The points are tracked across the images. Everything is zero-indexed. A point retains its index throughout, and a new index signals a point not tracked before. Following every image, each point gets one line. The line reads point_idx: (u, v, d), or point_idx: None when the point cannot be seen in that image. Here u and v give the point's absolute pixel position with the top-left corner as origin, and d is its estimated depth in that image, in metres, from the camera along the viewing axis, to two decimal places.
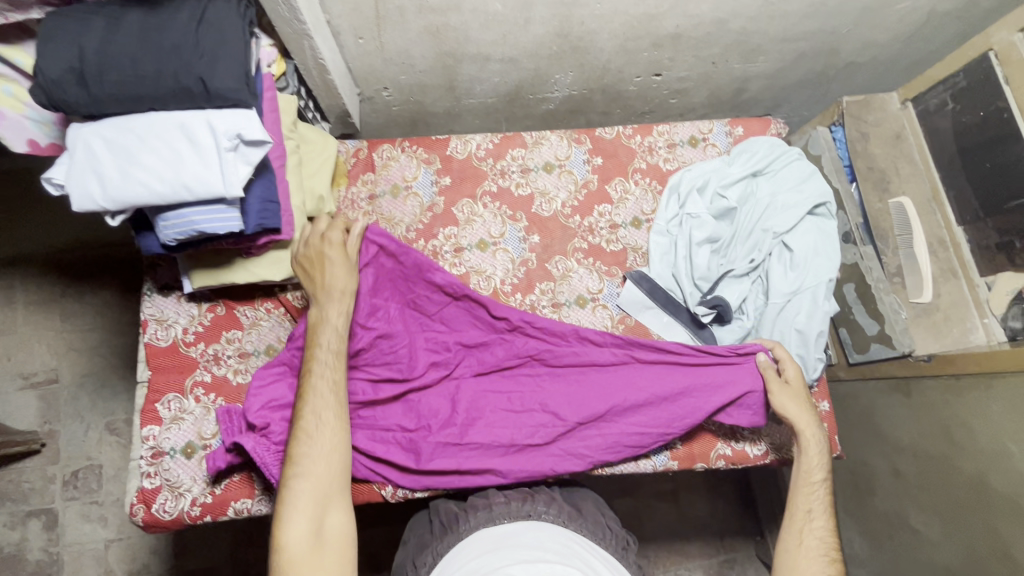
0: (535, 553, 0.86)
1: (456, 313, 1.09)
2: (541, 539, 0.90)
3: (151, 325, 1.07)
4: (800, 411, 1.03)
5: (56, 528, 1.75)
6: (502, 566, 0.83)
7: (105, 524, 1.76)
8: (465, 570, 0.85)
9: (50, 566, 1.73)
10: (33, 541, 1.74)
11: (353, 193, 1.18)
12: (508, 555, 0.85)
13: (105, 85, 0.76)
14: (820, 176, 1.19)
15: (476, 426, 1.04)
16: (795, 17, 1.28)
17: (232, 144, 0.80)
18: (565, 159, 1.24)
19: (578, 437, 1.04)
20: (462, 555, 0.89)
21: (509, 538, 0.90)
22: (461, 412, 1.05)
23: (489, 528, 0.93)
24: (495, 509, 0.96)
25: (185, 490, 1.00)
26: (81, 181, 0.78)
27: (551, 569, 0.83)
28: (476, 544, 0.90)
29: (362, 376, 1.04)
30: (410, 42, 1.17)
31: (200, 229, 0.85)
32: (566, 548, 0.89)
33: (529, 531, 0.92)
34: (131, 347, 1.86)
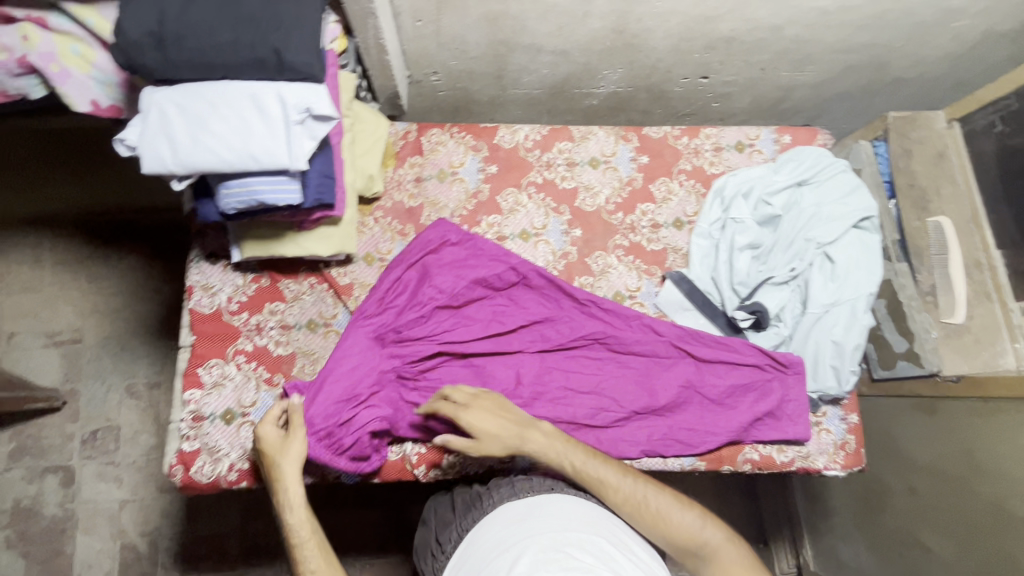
0: (562, 522, 0.82)
1: (522, 291, 1.13)
2: (568, 509, 0.86)
3: (197, 291, 1.09)
4: (504, 423, 0.95)
5: (72, 484, 1.75)
6: (525, 536, 0.79)
7: (120, 485, 1.76)
8: (492, 540, 0.83)
9: (65, 521, 1.73)
10: (49, 496, 1.74)
11: (400, 174, 1.19)
12: (533, 526, 0.82)
13: (182, 50, 0.76)
14: (866, 190, 1.18)
15: (539, 401, 1.07)
16: (851, 28, 1.27)
17: (301, 118, 0.82)
18: (611, 155, 1.24)
19: (632, 425, 1.09)
20: (490, 526, 0.86)
21: (535, 508, 0.87)
22: (525, 387, 1.08)
23: (515, 501, 0.90)
24: (519, 484, 0.94)
25: (223, 454, 1.02)
26: (152, 144, 0.79)
27: (580, 539, 0.78)
28: (502, 516, 0.87)
29: (426, 336, 1.08)
30: (467, 28, 1.17)
31: (261, 199, 0.86)
32: (596, 517, 0.86)
33: (556, 501, 0.89)
34: (155, 313, 1.86)
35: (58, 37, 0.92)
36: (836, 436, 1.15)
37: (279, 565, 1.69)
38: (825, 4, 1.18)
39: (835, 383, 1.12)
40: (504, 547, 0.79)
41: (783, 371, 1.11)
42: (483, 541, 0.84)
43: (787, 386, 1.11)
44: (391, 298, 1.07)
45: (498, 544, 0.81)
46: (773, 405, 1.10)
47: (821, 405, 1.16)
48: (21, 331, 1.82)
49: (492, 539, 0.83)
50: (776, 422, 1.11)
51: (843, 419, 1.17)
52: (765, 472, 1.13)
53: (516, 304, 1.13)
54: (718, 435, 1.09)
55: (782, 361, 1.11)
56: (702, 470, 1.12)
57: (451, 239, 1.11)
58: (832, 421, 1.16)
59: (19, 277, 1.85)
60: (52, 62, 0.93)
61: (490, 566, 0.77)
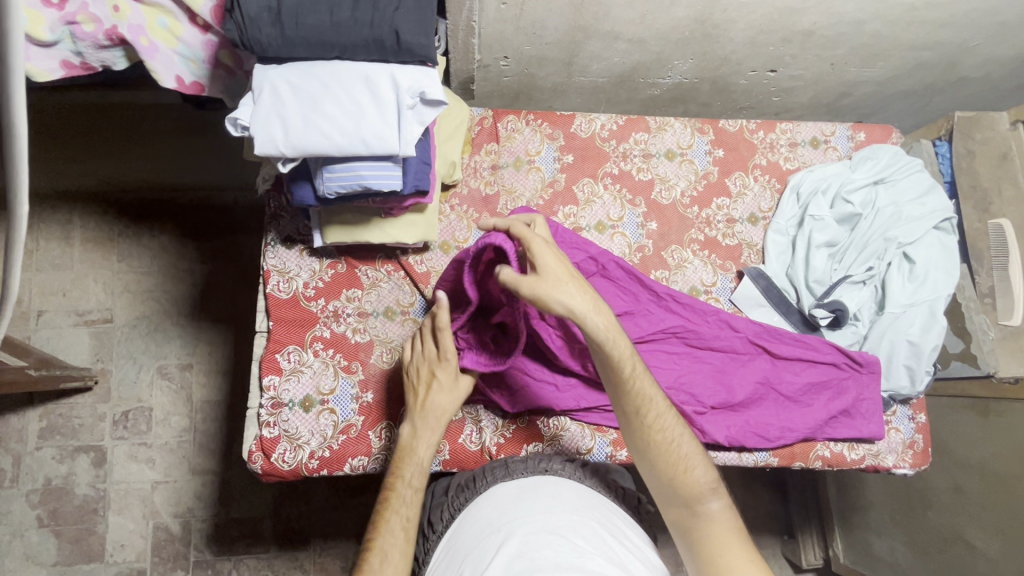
0: (556, 506, 0.82)
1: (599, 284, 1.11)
2: (563, 492, 0.86)
3: (273, 276, 1.07)
4: (579, 285, 0.83)
5: (104, 465, 1.65)
6: (516, 517, 0.79)
7: (153, 466, 1.65)
8: (483, 520, 0.82)
9: (97, 502, 1.63)
10: (81, 477, 1.64)
11: (476, 161, 1.17)
12: (526, 507, 0.82)
13: (300, 28, 0.74)
14: (940, 190, 1.18)
15: None
16: (933, 24, 1.26)
17: (413, 102, 0.79)
18: (687, 147, 1.22)
19: (711, 420, 1.08)
20: (481, 507, 0.86)
21: (529, 489, 0.87)
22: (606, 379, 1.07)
23: (508, 482, 0.90)
24: (512, 465, 0.95)
25: (303, 441, 1.01)
26: (263, 124, 0.77)
27: (569, 519, 0.79)
28: (495, 498, 0.87)
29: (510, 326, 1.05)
30: (550, 12, 1.14)
31: (365, 184, 0.84)
32: (586, 501, 0.86)
33: (547, 483, 0.89)
34: (191, 293, 1.73)
35: (146, 8, 0.88)
36: (904, 435, 1.17)
37: (315, 552, 1.65)
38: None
39: (907, 383, 1.12)
40: (496, 526, 0.79)
41: (858, 370, 1.11)
42: (474, 521, 0.83)
43: (861, 385, 1.11)
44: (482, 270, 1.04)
45: (489, 523, 0.80)
46: (849, 403, 1.10)
47: (892, 404, 1.16)
48: (49, 310, 1.69)
49: (485, 517, 0.83)
50: (850, 420, 1.11)
51: (911, 417, 1.18)
52: (835, 469, 1.14)
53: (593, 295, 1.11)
54: (794, 432, 1.09)
55: (856, 360, 1.11)
56: (773, 465, 1.12)
57: None
58: (901, 420, 1.18)
59: (47, 253, 1.71)
60: (140, 36, 0.89)
61: (481, 547, 0.76)
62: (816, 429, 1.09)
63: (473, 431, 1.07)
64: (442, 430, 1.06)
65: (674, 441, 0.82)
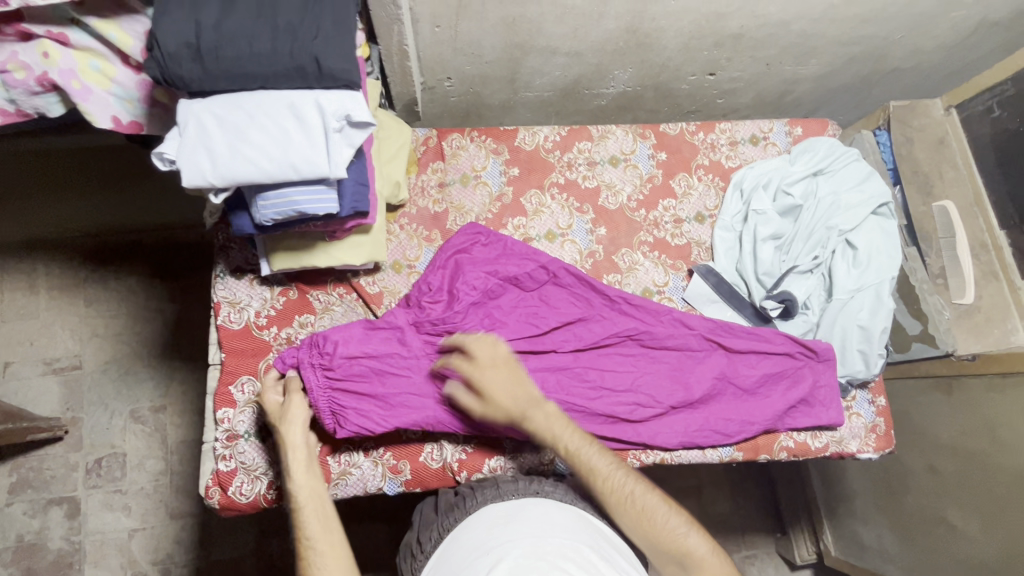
0: (545, 529, 0.81)
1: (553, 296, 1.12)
2: (552, 515, 0.85)
3: (224, 307, 1.06)
4: (517, 396, 0.97)
5: (78, 516, 1.61)
6: (506, 541, 0.78)
7: (129, 513, 1.61)
8: (471, 545, 0.81)
9: (72, 556, 1.58)
10: (54, 530, 1.59)
11: (423, 180, 1.19)
12: (515, 530, 0.81)
13: (220, 61, 0.75)
14: (878, 177, 1.22)
15: (574, 399, 1.05)
16: (856, 20, 1.30)
17: (339, 125, 0.81)
18: (630, 153, 1.25)
19: (670, 419, 1.08)
20: (470, 529, 0.85)
21: (520, 511, 0.86)
22: (557, 387, 1.06)
23: (497, 503, 0.90)
24: (503, 487, 0.94)
25: (260, 472, 1.00)
26: (190, 157, 0.78)
27: (561, 542, 0.78)
28: (484, 518, 0.86)
29: (458, 340, 1.05)
30: (484, 32, 1.17)
31: (299, 209, 0.85)
32: (576, 523, 0.86)
33: (539, 505, 0.88)
34: (161, 334, 1.72)
35: (77, 53, 0.90)
36: (866, 419, 1.18)
37: None
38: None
39: (863, 367, 1.14)
40: (485, 549, 0.78)
41: (813, 359, 1.13)
42: (463, 544, 0.83)
43: (817, 374, 1.12)
44: (430, 292, 1.07)
45: (478, 546, 0.79)
46: (806, 392, 1.11)
47: (850, 389, 1.17)
48: (16, 361, 1.67)
49: (475, 540, 0.82)
50: (809, 408, 1.12)
51: (872, 401, 1.19)
52: (801, 458, 1.14)
53: (547, 306, 1.12)
54: (754, 425, 1.09)
55: (811, 348, 1.12)
56: (739, 459, 1.13)
57: (481, 240, 1.13)
58: (862, 405, 1.18)
59: (12, 303, 1.69)
60: (72, 79, 0.90)
61: (470, 570, 0.75)
62: (775, 420, 1.10)
63: (434, 448, 1.05)
64: (402, 450, 1.04)
65: (636, 493, 0.88)
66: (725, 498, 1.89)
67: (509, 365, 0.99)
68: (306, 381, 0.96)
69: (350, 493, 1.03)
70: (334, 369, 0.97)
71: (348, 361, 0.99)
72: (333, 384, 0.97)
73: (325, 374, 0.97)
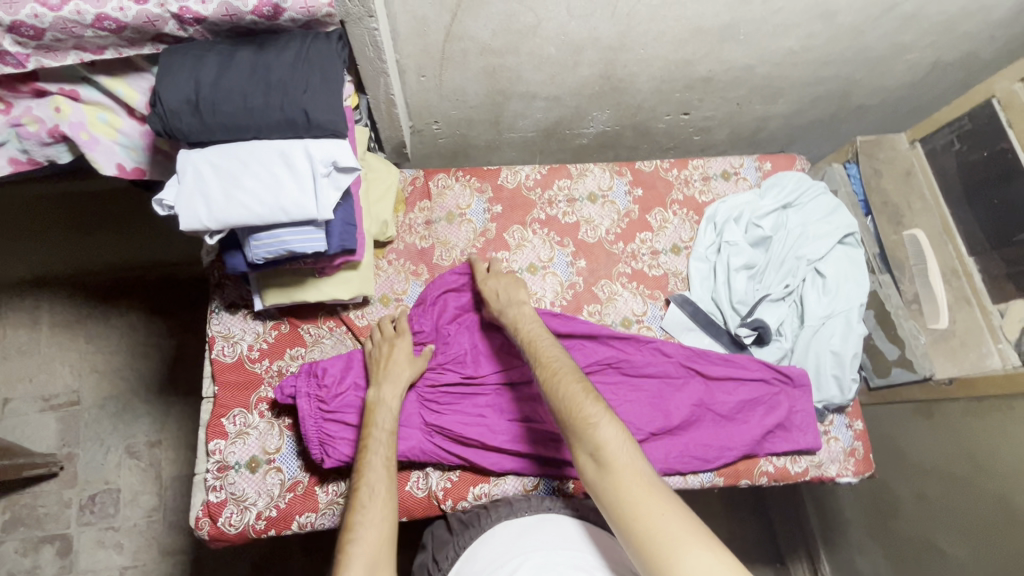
0: (558, 541, 0.87)
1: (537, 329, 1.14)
2: (564, 529, 0.91)
3: (218, 341, 1.11)
4: (501, 295, 1.08)
5: (70, 554, 1.61)
6: (520, 553, 0.84)
7: (121, 550, 1.62)
8: (488, 557, 0.87)
9: None
10: (45, 569, 1.59)
11: (410, 218, 1.25)
12: (529, 542, 0.86)
13: (217, 115, 0.83)
14: (844, 209, 1.28)
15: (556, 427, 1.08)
16: (816, 63, 1.39)
17: (327, 170, 0.87)
18: (608, 189, 1.32)
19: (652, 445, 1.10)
20: (488, 542, 0.90)
21: (534, 526, 0.91)
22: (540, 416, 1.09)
23: (511, 519, 0.95)
24: (516, 504, 1.00)
25: (249, 503, 1.02)
26: (189, 203, 0.84)
27: (572, 556, 0.83)
28: (500, 533, 0.91)
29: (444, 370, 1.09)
30: (467, 80, 1.26)
31: (290, 248, 0.90)
32: (588, 537, 0.90)
33: (552, 521, 0.94)
34: (157, 368, 1.75)
35: (87, 107, 0.97)
36: (844, 443, 1.20)
37: None
38: (791, 45, 1.30)
39: (838, 392, 1.17)
40: (503, 562, 0.84)
41: (789, 385, 1.16)
42: (483, 555, 0.88)
43: (793, 399, 1.15)
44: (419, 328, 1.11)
45: (498, 559, 0.85)
46: (783, 418, 1.14)
47: (827, 414, 1.20)
48: (16, 397, 1.70)
49: (492, 552, 0.88)
50: (787, 434, 1.15)
51: (849, 425, 1.22)
52: (782, 483, 1.16)
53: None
54: (734, 450, 1.11)
55: (786, 374, 1.16)
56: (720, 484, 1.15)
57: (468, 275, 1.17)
58: (839, 429, 1.21)
59: (14, 341, 1.73)
60: (81, 131, 0.97)
61: None
62: (754, 445, 1.12)
63: (420, 477, 1.07)
64: None
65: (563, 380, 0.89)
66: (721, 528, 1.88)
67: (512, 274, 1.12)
68: (300, 411, 1.00)
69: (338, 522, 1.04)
70: (328, 402, 1.02)
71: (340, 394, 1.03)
72: (326, 414, 1.01)
73: (318, 406, 1.02)
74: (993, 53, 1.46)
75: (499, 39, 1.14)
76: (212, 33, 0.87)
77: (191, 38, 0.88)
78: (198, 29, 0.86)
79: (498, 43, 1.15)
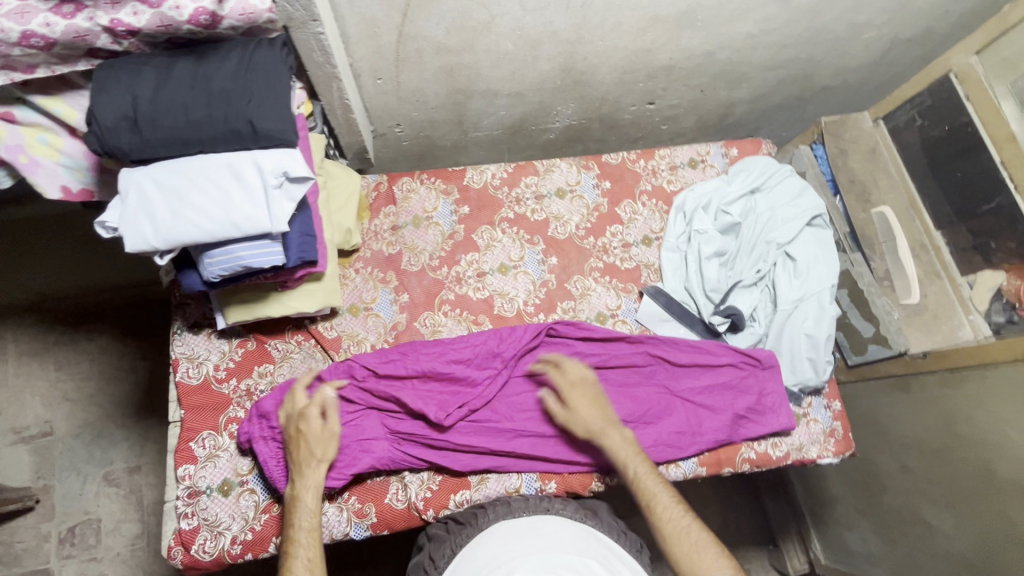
0: (556, 544, 0.86)
1: (477, 341, 1.11)
2: (563, 532, 0.90)
3: (182, 363, 1.07)
4: (595, 414, 1.03)
5: None
6: (518, 555, 0.83)
7: None
8: (486, 558, 0.85)
9: None
10: None
11: (376, 225, 1.23)
12: (526, 545, 0.86)
13: (157, 130, 0.80)
14: (812, 191, 1.28)
15: (524, 427, 1.07)
16: (776, 47, 1.39)
17: (279, 181, 0.85)
18: (576, 184, 1.31)
19: (629, 436, 1.09)
20: (484, 542, 0.89)
21: (531, 528, 0.90)
22: (508, 418, 1.08)
23: (509, 520, 0.93)
24: (513, 504, 0.98)
25: (223, 528, 0.99)
26: (133, 223, 0.81)
27: (570, 559, 0.83)
28: (497, 534, 0.90)
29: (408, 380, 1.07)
30: (425, 80, 1.23)
31: (246, 264, 0.87)
32: (585, 540, 0.90)
33: (549, 522, 0.93)
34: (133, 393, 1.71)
35: (25, 129, 0.93)
36: (823, 424, 1.21)
37: None
38: (749, 29, 1.30)
39: (813, 374, 1.18)
40: (499, 563, 0.83)
41: (756, 367, 1.16)
42: (478, 555, 0.87)
43: (762, 381, 1.16)
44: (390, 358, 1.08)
45: (494, 560, 0.84)
46: (753, 401, 1.14)
47: (804, 397, 1.21)
48: None
49: (488, 554, 0.86)
50: (761, 417, 1.14)
51: (827, 406, 1.22)
52: (764, 469, 1.16)
53: (489, 350, 1.10)
54: (705, 436, 1.11)
55: (754, 357, 1.16)
56: (704, 474, 1.14)
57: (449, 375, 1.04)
58: (818, 411, 1.22)
59: None
60: (20, 154, 0.93)
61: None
62: (727, 430, 1.12)
63: (399, 488, 1.05)
64: (367, 492, 1.04)
65: (679, 524, 0.93)
66: (714, 514, 1.89)
67: (588, 385, 1.07)
68: (261, 456, 0.99)
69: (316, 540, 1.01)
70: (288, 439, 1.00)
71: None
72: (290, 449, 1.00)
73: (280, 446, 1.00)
74: (950, 27, 1.46)
75: (453, 37, 1.12)
76: (149, 45, 0.84)
77: (126, 51, 0.84)
78: (133, 41, 0.82)
79: (452, 41, 1.13)
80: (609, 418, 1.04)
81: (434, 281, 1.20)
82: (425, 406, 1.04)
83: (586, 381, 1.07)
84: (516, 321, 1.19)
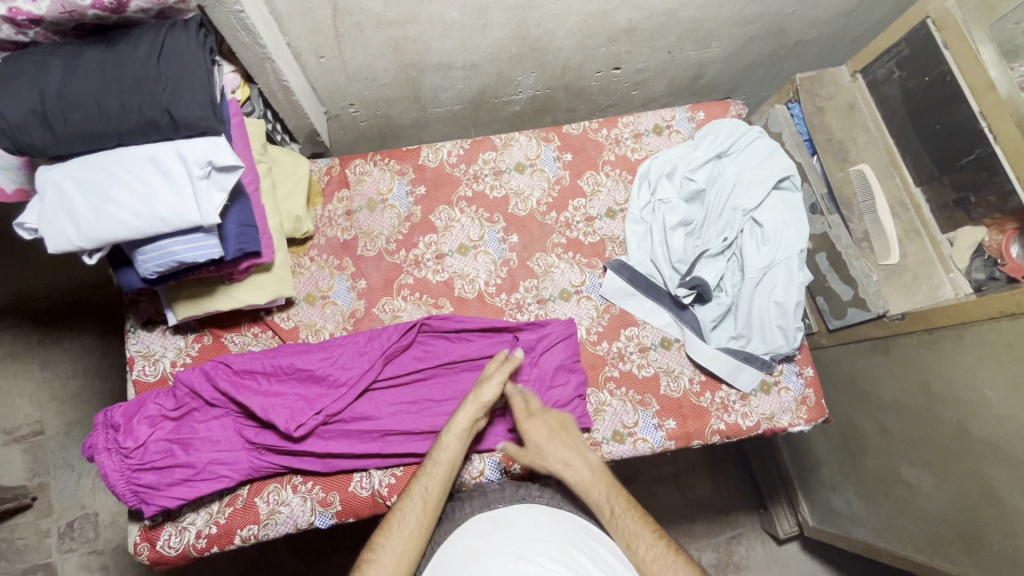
0: (532, 531, 0.83)
1: (345, 342, 1.07)
2: (538, 518, 0.87)
3: (138, 361, 1.07)
4: (558, 445, 0.99)
5: None
6: (495, 547, 0.79)
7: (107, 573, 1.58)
8: (460, 554, 0.82)
9: None
10: None
11: (329, 211, 1.20)
12: (502, 536, 0.82)
13: (69, 124, 0.77)
14: (781, 152, 1.24)
15: (396, 422, 1.04)
16: (743, 1, 1.32)
17: (205, 171, 0.81)
18: (536, 157, 1.26)
19: (496, 419, 1.09)
20: (458, 540, 0.85)
21: (508, 517, 0.87)
22: (381, 415, 1.04)
23: (486, 512, 0.91)
24: (490, 496, 0.96)
25: (188, 523, 1.00)
26: (54, 222, 0.79)
27: (547, 547, 0.79)
28: (471, 528, 0.87)
29: (261, 386, 1.03)
30: (372, 56, 1.18)
31: (180, 259, 0.85)
32: (563, 526, 0.86)
33: (525, 510, 0.90)
34: (123, 389, 1.69)
35: None
36: (796, 393, 1.19)
37: None
38: None
39: (784, 342, 1.15)
40: (474, 558, 0.79)
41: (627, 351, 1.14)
42: (451, 554, 0.83)
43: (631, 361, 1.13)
44: (249, 361, 1.03)
45: (469, 555, 0.80)
46: None
47: (776, 365, 1.18)
48: None
49: (463, 549, 0.83)
50: None
51: (800, 373, 1.20)
52: (734, 440, 1.15)
53: (361, 349, 1.07)
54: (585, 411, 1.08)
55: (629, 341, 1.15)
56: (673, 448, 1.13)
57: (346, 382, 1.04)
58: (790, 378, 1.19)
59: None
60: None
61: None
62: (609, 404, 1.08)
63: (363, 476, 1.05)
64: (330, 481, 1.04)
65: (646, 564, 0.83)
66: (705, 482, 1.84)
67: (565, 429, 1.02)
68: (102, 468, 0.94)
69: (282, 532, 1.02)
70: (132, 453, 0.96)
71: (142, 441, 0.96)
72: (135, 466, 0.95)
73: (124, 458, 0.95)
74: None
75: (393, 9, 1.06)
76: (57, 34, 0.80)
77: (33, 42, 0.80)
78: (38, 31, 0.78)
79: (392, 13, 1.07)
80: (577, 451, 0.98)
81: (392, 266, 1.17)
82: (274, 416, 0.99)
83: (563, 425, 1.02)
84: (477, 303, 1.17)
